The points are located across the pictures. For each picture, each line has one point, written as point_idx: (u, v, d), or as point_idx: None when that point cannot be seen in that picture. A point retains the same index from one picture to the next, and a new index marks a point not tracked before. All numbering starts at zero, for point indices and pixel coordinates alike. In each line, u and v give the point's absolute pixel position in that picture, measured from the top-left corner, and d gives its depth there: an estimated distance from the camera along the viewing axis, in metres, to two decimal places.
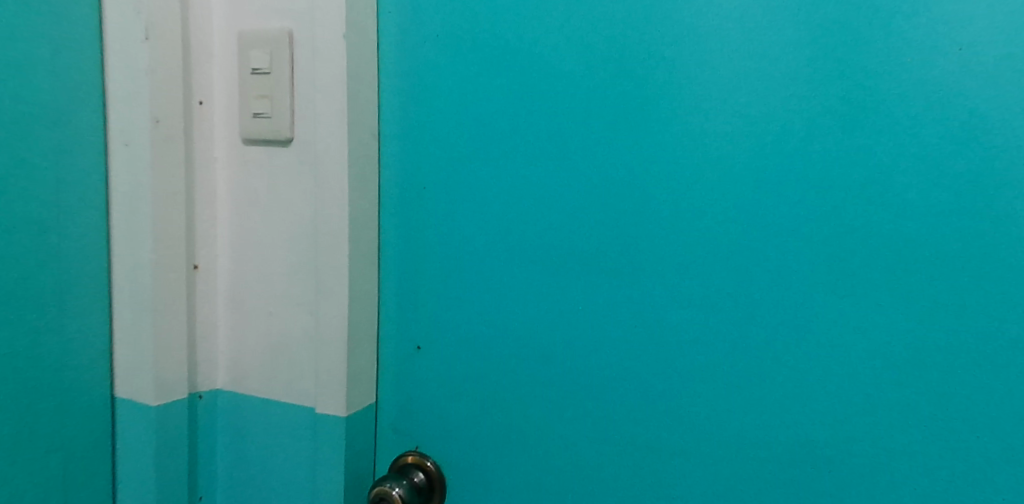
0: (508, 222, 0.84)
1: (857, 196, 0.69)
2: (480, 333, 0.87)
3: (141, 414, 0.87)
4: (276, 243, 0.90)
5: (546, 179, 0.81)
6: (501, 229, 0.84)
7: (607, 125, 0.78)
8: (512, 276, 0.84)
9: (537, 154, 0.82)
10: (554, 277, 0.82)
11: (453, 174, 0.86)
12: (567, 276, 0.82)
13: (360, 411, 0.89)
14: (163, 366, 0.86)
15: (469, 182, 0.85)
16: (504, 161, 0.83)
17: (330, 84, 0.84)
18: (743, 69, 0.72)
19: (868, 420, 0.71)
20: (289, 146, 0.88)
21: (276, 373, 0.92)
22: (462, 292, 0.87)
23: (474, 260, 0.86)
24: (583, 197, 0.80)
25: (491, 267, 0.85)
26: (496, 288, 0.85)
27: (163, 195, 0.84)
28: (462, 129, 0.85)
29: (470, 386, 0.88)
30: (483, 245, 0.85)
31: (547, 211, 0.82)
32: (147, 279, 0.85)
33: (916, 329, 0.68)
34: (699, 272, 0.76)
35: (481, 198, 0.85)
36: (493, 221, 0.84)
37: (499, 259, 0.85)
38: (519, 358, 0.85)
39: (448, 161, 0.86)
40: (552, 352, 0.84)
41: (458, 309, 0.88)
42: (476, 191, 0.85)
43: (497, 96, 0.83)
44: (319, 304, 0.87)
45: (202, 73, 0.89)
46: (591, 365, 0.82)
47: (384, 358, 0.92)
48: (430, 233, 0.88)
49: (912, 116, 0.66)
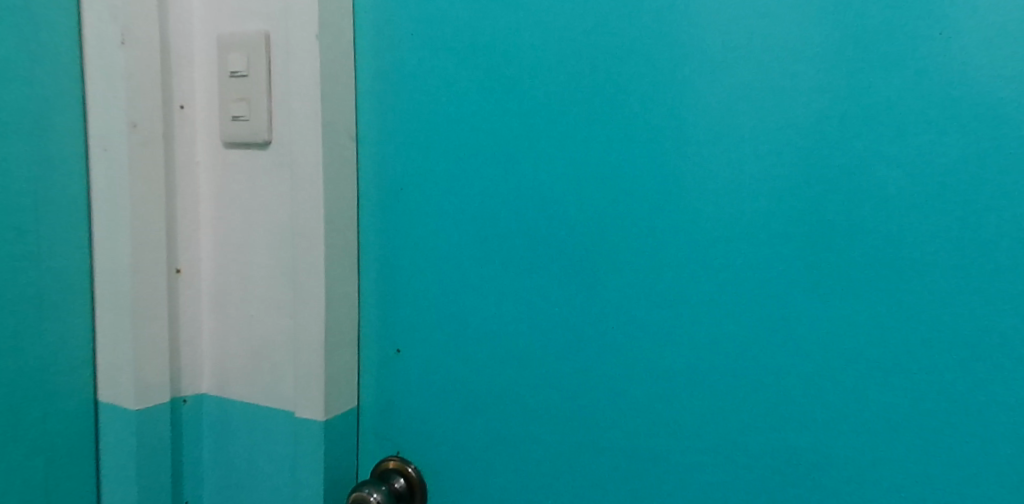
0: (484, 222, 0.82)
1: (838, 185, 0.65)
2: (459, 336, 0.85)
3: (123, 418, 0.87)
4: (256, 245, 0.90)
5: (521, 178, 0.79)
6: (478, 230, 0.82)
7: (580, 119, 0.76)
8: (489, 278, 0.82)
9: (512, 151, 0.79)
10: (530, 278, 0.80)
11: (429, 175, 0.84)
12: (544, 276, 0.79)
13: (339, 415, 0.88)
14: (143, 370, 0.86)
15: (445, 182, 0.83)
16: (479, 160, 0.81)
17: (304, 85, 0.83)
18: (718, 56, 0.69)
19: (855, 420, 0.67)
20: (267, 148, 0.88)
21: (258, 376, 0.91)
22: (440, 295, 0.85)
23: (451, 262, 0.84)
24: (557, 195, 0.78)
25: (468, 269, 0.83)
26: (473, 291, 0.83)
27: (141, 198, 0.85)
28: (438, 129, 0.83)
29: (450, 391, 0.86)
30: (460, 247, 0.83)
31: (522, 210, 0.79)
32: (127, 283, 0.85)
33: (904, 325, 0.64)
34: (677, 268, 0.73)
35: (457, 198, 0.83)
36: (469, 221, 0.82)
37: (476, 262, 0.83)
38: (498, 362, 0.83)
39: (424, 161, 0.84)
40: (531, 356, 0.81)
41: (437, 313, 0.86)
42: (452, 191, 0.83)
43: (471, 92, 0.81)
44: (298, 307, 0.86)
45: (183, 78, 0.90)
46: (570, 369, 0.79)
47: (365, 362, 0.91)
48: (408, 235, 0.86)
49: (895, 101, 0.63)
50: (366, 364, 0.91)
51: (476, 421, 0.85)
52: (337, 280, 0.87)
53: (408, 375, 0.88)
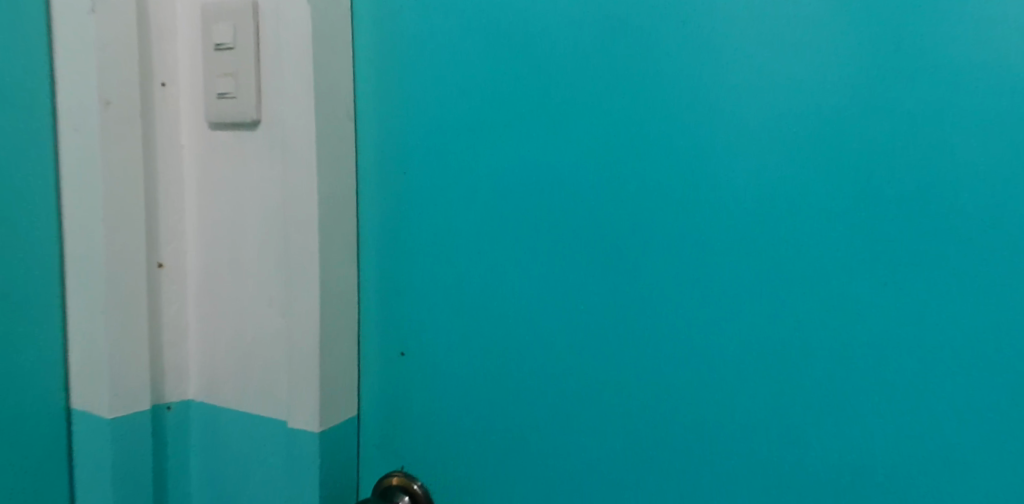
0: (492, 210, 0.71)
1: (916, 159, 0.54)
2: (465, 340, 0.75)
3: (98, 428, 0.79)
4: (246, 237, 0.81)
5: (534, 159, 0.69)
6: (485, 219, 0.72)
7: (604, 86, 0.65)
8: (498, 275, 0.72)
9: (523, 128, 0.69)
10: (545, 275, 0.70)
11: (431, 157, 0.74)
12: (559, 272, 0.69)
13: (338, 425, 0.79)
14: (120, 375, 0.78)
15: (448, 165, 0.73)
16: (486, 139, 0.71)
17: (296, 57, 0.74)
18: (769, 9, 0.58)
19: (935, 441, 0.56)
20: (256, 129, 0.79)
21: (249, 381, 0.82)
22: (444, 294, 0.75)
23: (455, 256, 0.74)
24: (575, 176, 0.67)
25: (474, 265, 0.73)
26: (480, 289, 0.73)
27: (114, 184, 0.76)
28: (439, 105, 0.73)
29: (456, 402, 0.76)
30: (464, 240, 0.73)
31: (535, 195, 0.69)
32: (99, 279, 0.76)
33: (998, 328, 0.53)
34: (719, 259, 0.62)
35: (461, 183, 0.73)
36: (475, 209, 0.72)
37: (483, 257, 0.73)
38: (509, 370, 0.73)
39: (425, 141, 0.75)
40: (545, 364, 0.71)
41: (440, 314, 0.76)
42: (456, 174, 0.73)
43: (478, 59, 0.71)
44: (291, 305, 0.77)
45: (165, 52, 0.81)
46: (590, 380, 0.69)
47: (367, 366, 0.82)
48: (408, 225, 0.77)
49: (990, 55, 0.51)
50: (366, 368, 0.82)
51: (484, 436, 0.75)
52: (335, 273, 0.77)
53: (411, 383, 0.79)
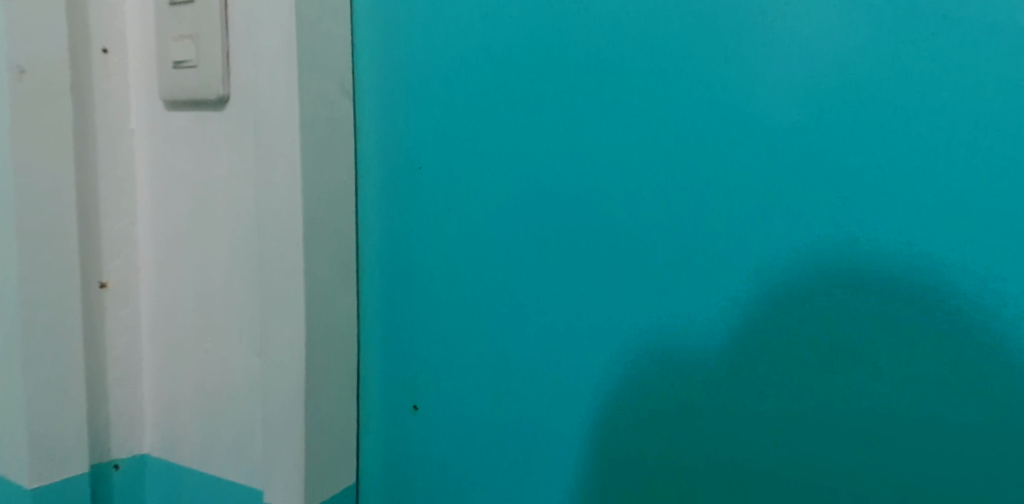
0: (535, 229, 0.53)
1: None
2: (495, 399, 0.56)
3: (19, 498, 0.61)
4: (212, 251, 0.62)
5: (593, 161, 0.50)
6: (526, 240, 0.53)
7: (699, 45, 0.46)
8: (541, 316, 0.54)
9: (578, 118, 0.50)
10: (608, 319, 0.51)
11: (451, 155, 0.56)
12: (628, 317, 0.50)
13: (329, 499, 0.60)
14: (42, 430, 0.59)
15: (475, 167, 0.55)
16: (528, 133, 0.52)
17: (271, 10, 0.55)
18: None
19: None
20: (224, 108, 0.60)
21: (219, 436, 0.64)
22: (467, 338, 0.57)
23: (483, 287, 0.56)
24: (653, 184, 0.48)
25: (508, 300, 0.55)
26: (517, 333, 0.55)
27: (31, 179, 0.57)
28: (463, 86, 0.54)
29: (479, 480, 0.58)
30: (494, 267, 0.55)
31: (594, 210, 0.50)
32: (14, 305, 0.58)
33: None
34: (877, 294, 0.43)
35: (493, 192, 0.54)
36: (511, 226, 0.54)
37: (521, 291, 0.54)
38: (554, 443, 0.54)
39: (444, 134, 0.56)
40: (604, 438, 0.52)
41: (462, 364, 0.57)
42: (487, 180, 0.54)
43: (520, 10, 0.52)
44: (269, 342, 0.59)
45: (106, 9, 0.62)
46: (668, 465, 0.50)
47: (367, 423, 0.63)
48: (420, 244, 0.58)
49: None
50: (365, 425, 0.63)
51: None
52: (326, 302, 0.59)
53: (421, 450, 0.60)
